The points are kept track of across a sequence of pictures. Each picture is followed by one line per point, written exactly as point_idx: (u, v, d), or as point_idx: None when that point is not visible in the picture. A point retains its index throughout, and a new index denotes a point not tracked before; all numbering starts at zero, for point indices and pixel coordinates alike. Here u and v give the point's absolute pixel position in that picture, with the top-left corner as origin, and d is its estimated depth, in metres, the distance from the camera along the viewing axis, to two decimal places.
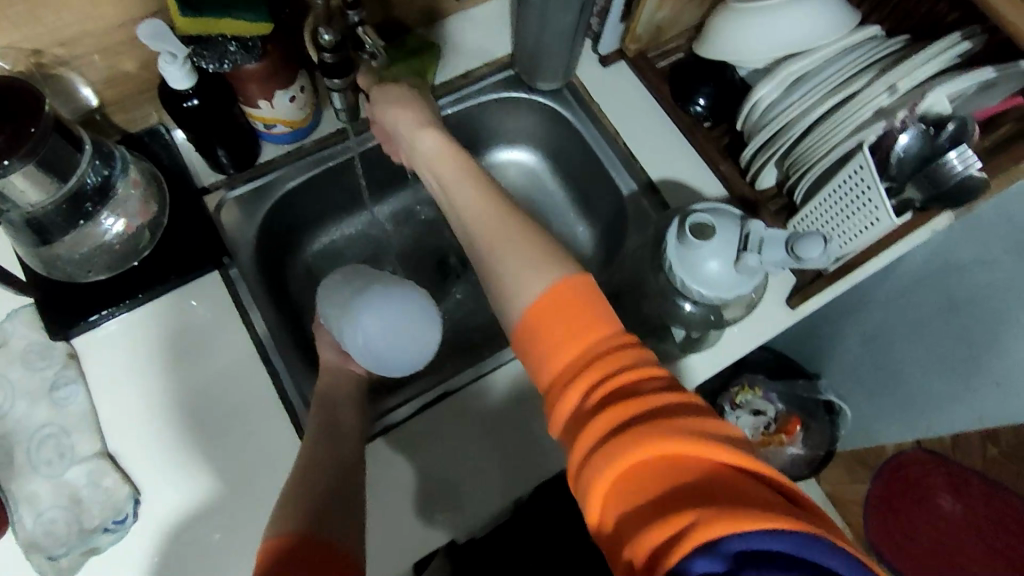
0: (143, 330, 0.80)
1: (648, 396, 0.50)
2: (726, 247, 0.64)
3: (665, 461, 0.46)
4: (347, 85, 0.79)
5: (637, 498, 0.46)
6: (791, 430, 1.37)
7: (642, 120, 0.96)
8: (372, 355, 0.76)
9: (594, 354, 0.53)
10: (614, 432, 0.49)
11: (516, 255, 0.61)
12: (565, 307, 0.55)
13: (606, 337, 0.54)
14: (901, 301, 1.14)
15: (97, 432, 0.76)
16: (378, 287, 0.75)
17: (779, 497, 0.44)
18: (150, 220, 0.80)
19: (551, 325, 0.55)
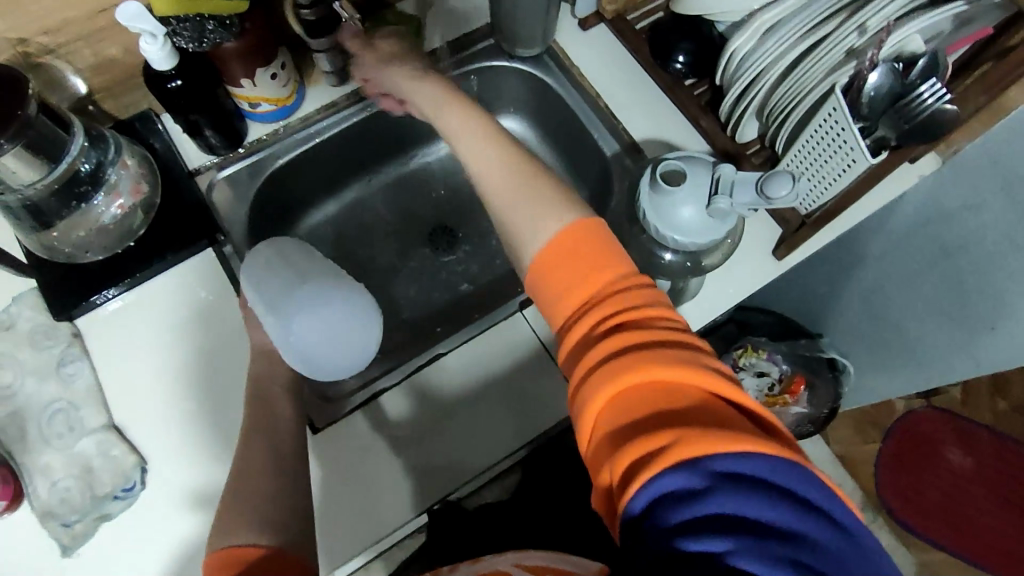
0: (143, 308, 0.83)
1: (649, 328, 0.50)
2: (698, 192, 0.65)
3: (658, 386, 0.47)
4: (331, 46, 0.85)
5: (628, 418, 0.47)
6: (795, 390, 1.41)
7: (623, 81, 0.96)
8: (305, 357, 0.77)
9: (598, 287, 0.54)
10: (612, 357, 0.49)
11: (532, 206, 0.59)
12: (574, 242, 0.56)
13: (611, 271, 0.55)
14: (896, 252, 1.13)
15: (103, 406, 0.79)
16: (311, 288, 0.78)
17: (763, 427, 0.46)
18: (142, 200, 0.82)
19: (557, 259, 0.56)
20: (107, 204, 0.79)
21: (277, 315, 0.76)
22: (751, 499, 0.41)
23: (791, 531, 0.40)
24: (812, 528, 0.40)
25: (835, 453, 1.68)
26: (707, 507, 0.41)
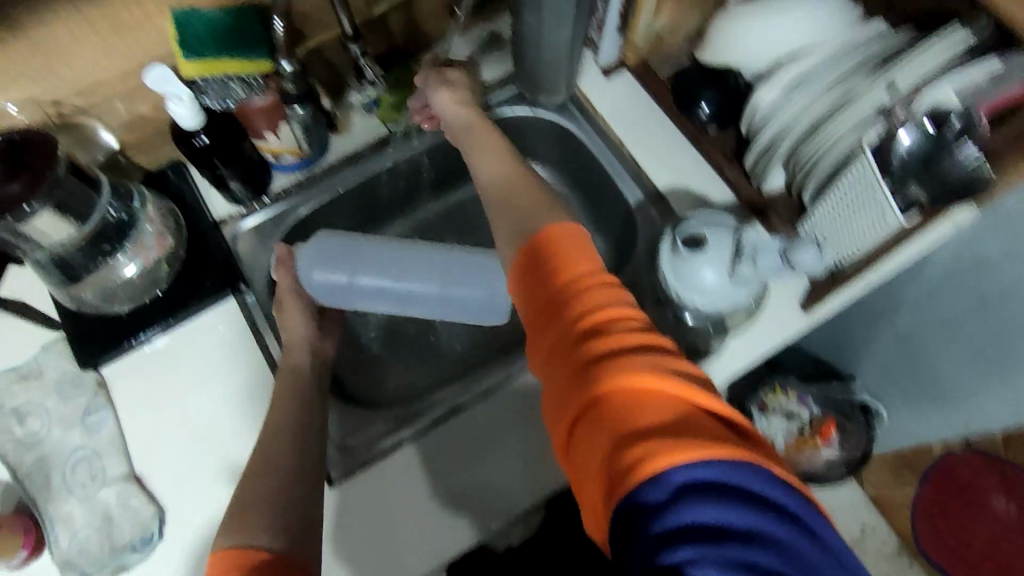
0: (166, 357, 0.84)
1: (621, 333, 0.52)
2: (723, 257, 0.63)
3: (631, 393, 0.49)
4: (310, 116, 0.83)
5: (603, 423, 0.48)
6: (826, 433, 1.34)
7: (646, 129, 0.96)
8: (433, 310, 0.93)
9: (573, 292, 0.56)
10: (587, 361, 0.51)
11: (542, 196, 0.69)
12: (553, 250, 0.58)
13: (586, 276, 0.57)
14: (931, 299, 1.10)
15: (125, 455, 0.79)
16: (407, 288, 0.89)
17: (728, 429, 0.48)
18: (167, 252, 0.83)
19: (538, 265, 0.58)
20: (128, 262, 0.80)
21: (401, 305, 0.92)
22: (718, 504, 0.43)
23: (755, 533, 0.43)
24: (784, 533, 0.43)
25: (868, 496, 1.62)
26: (686, 517, 0.43)
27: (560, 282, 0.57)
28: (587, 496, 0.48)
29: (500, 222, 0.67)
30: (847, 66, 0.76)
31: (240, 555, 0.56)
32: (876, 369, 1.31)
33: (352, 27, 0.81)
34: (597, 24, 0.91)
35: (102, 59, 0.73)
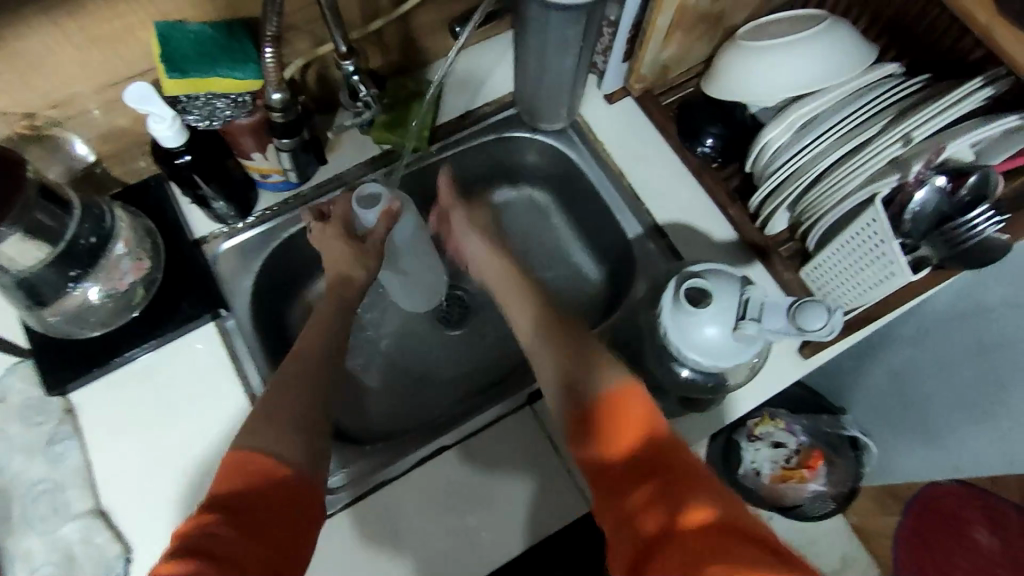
0: (138, 384, 0.80)
1: (674, 468, 0.55)
2: (727, 316, 0.60)
3: (687, 529, 0.50)
4: (298, 144, 0.79)
5: (657, 557, 0.50)
6: (813, 465, 1.32)
7: (649, 159, 0.92)
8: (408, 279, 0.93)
9: (633, 443, 0.58)
10: (644, 502, 0.53)
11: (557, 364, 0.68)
12: (613, 424, 0.59)
13: (642, 422, 0.59)
14: (928, 339, 1.08)
15: (90, 489, 0.76)
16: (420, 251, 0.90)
17: (781, 561, 0.48)
18: (143, 276, 0.80)
19: (604, 437, 0.59)
20: (91, 289, 0.76)
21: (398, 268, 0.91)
22: None
23: None
24: None
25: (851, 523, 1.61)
26: None
27: (618, 455, 0.58)
28: None
29: (555, 377, 0.68)
30: (861, 110, 0.73)
31: (244, 465, 0.57)
32: (866, 404, 1.29)
33: (345, 45, 0.77)
34: (602, 49, 0.87)
35: (78, 72, 0.69)
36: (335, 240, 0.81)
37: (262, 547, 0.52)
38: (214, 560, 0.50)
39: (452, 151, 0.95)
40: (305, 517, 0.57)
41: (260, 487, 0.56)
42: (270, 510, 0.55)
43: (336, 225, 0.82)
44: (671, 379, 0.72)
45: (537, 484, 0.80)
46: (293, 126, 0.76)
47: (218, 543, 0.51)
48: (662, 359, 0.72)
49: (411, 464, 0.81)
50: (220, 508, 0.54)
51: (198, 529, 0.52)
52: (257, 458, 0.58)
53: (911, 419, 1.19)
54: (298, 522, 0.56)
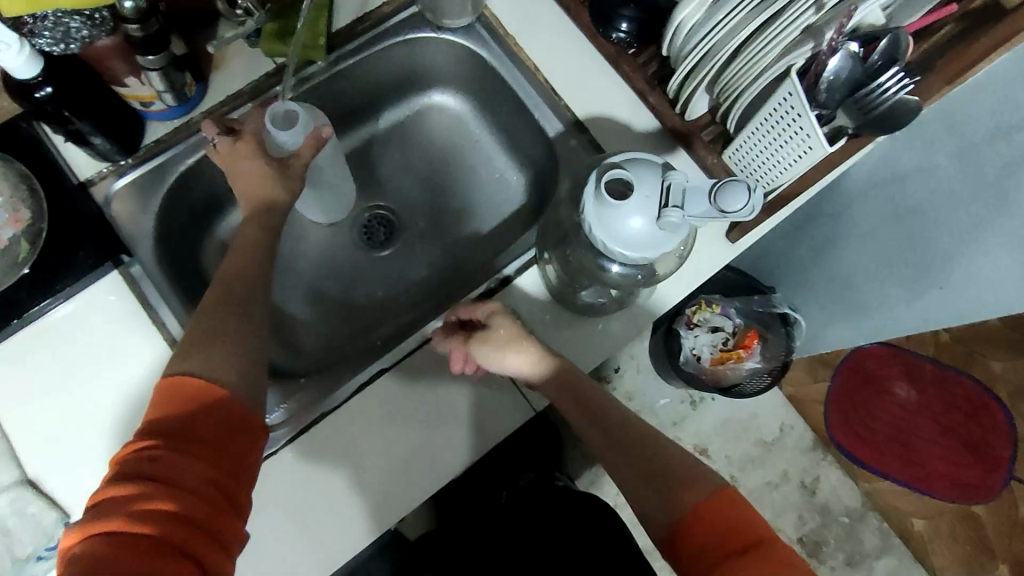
0: (41, 346, 0.74)
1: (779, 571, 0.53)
2: (648, 205, 0.59)
3: None
4: (167, 61, 0.71)
5: None
6: (748, 345, 1.41)
7: (564, 50, 0.88)
8: (317, 192, 0.88)
9: (745, 545, 0.55)
10: None
11: (510, 359, 0.72)
12: (722, 523, 0.58)
13: (754, 527, 0.57)
14: (849, 211, 1.12)
15: (11, 460, 0.72)
16: (325, 165, 0.84)
17: None
18: (26, 228, 0.75)
19: (710, 539, 0.57)
20: None
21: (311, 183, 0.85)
22: None
23: None
24: None
25: (787, 394, 1.70)
26: None
27: (731, 546, 0.56)
28: None
29: (493, 364, 0.73)
30: None
31: (178, 388, 0.58)
32: (794, 280, 1.34)
33: None
34: None
35: None
36: (250, 157, 0.74)
37: (204, 461, 0.55)
38: (160, 482, 0.52)
39: (353, 61, 0.88)
40: (244, 433, 0.59)
41: (199, 409, 0.57)
42: (212, 430, 0.57)
43: (248, 143, 0.74)
44: (603, 277, 0.71)
45: (481, 396, 0.80)
46: (155, 40, 0.68)
47: (160, 467, 0.53)
48: (591, 257, 0.71)
49: (346, 394, 0.79)
50: (161, 434, 0.55)
51: (137, 453, 0.53)
52: (196, 383, 0.58)
53: (838, 292, 1.24)
54: (237, 438, 0.59)
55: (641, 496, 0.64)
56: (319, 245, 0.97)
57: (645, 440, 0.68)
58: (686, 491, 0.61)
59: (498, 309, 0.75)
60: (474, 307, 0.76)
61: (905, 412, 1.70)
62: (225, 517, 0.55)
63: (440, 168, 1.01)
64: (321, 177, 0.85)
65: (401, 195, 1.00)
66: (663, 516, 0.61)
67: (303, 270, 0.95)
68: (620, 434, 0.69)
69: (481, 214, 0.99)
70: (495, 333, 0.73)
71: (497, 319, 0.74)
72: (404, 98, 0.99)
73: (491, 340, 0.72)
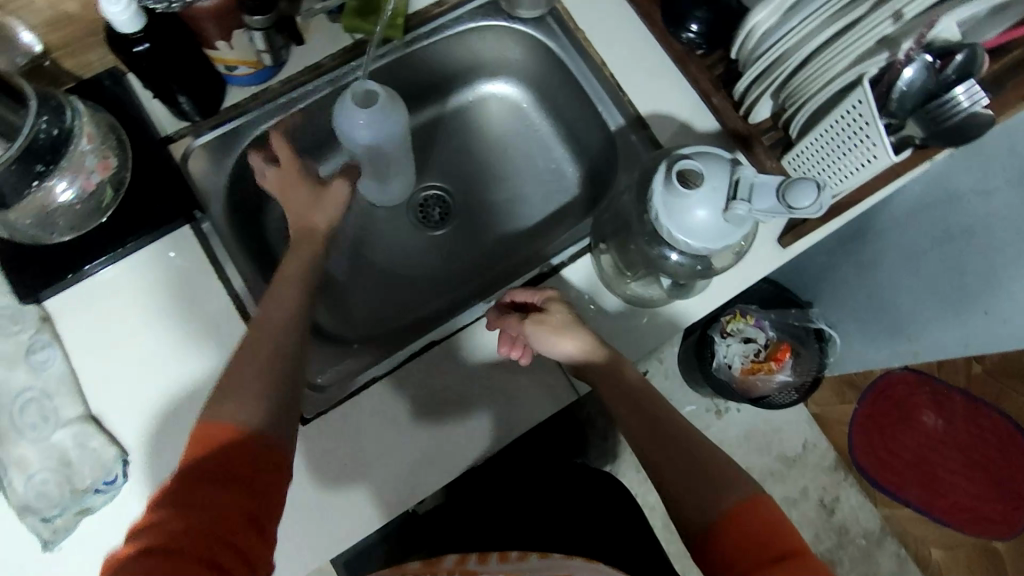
0: (114, 288, 0.78)
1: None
2: (715, 198, 0.61)
3: None
4: (271, 23, 0.75)
5: None
6: (780, 358, 1.41)
7: (632, 49, 0.89)
8: (370, 172, 0.89)
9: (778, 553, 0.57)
10: None
11: (557, 345, 0.74)
12: (756, 527, 0.59)
13: (788, 538, 0.58)
14: (898, 230, 1.12)
15: (78, 395, 0.75)
16: (388, 154, 0.85)
17: None
18: (111, 175, 0.77)
19: (745, 541, 0.58)
20: (63, 183, 0.72)
21: (370, 163, 0.86)
22: None
23: None
24: None
25: (811, 412, 1.69)
26: None
27: (767, 552, 0.57)
28: None
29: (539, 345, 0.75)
30: None
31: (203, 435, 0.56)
32: (833, 296, 1.34)
33: None
34: None
35: None
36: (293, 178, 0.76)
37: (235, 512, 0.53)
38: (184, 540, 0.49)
39: (426, 44, 0.90)
40: (269, 475, 0.57)
41: (225, 456, 0.55)
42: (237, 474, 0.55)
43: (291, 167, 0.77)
44: (659, 266, 0.73)
45: (527, 378, 0.81)
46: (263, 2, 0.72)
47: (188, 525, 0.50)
48: (649, 247, 0.72)
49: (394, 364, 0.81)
50: (185, 487, 0.52)
51: (164, 514, 0.51)
52: (215, 431, 0.56)
53: (879, 311, 1.24)
54: (267, 482, 0.57)
55: (677, 490, 0.65)
56: (376, 220, 0.99)
57: (682, 436, 0.69)
58: (720, 494, 0.62)
59: (554, 297, 0.77)
60: (532, 292, 0.78)
61: (928, 440, 1.68)
62: (269, 501, 0.56)
63: (497, 159, 1.03)
64: (380, 159, 0.86)
65: (458, 177, 1.03)
66: (696, 516, 0.62)
67: (359, 242, 0.97)
68: (661, 427, 0.70)
69: (534, 202, 1.01)
70: (553, 316, 0.75)
71: (552, 305, 0.76)
72: (467, 84, 1.01)
73: (549, 325, 0.74)
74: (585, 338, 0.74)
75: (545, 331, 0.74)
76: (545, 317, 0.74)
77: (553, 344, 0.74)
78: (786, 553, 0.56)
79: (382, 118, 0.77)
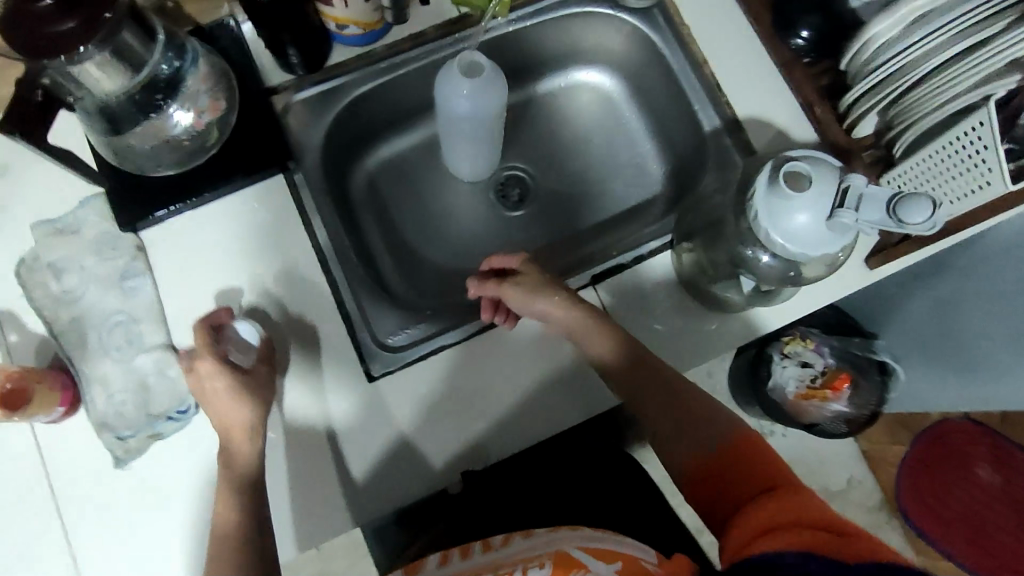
0: (206, 227, 0.81)
1: (785, 484, 0.61)
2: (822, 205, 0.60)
3: (773, 510, 0.58)
4: None
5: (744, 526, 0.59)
6: (837, 387, 1.38)
7: (737, 50, 0.88)
8: (453, 142, 0.90)
9: (763, 471, 0.64)
10: (763, 522, 0.57)
11: (540, 311, 0.77)
12: (742, 461, 0.65)
13: (775, 463, 0.64)
14: (986, 270, 1.07)
15: (162, 324, 0.78)
16: (478, 131, 0.86)
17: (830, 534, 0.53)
18: (218, 117, 0.79)
19: (734, 476, 0.65)
20: (184, 111, 0.75)
21: (457, 134, 0.87)
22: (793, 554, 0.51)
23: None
24: None
25: (860, 448, 1.64)
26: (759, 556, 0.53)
27: (757, 481, 0.63)
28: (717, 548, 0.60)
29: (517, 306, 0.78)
30: None
31: None
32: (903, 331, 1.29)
33: None
34: None
35: None
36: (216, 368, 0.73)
37: None
38: None
39: (530, 24, 0.91)
40: None
41: None
42: None
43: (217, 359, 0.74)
44: (746, 269, 0.72)
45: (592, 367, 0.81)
46: None
47: None
48: (739, 249, 0.72)
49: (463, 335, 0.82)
50: None
51: None
52: None
53: (951, 352, 1.20)
54: None
55: (680, 447, 0.71)
56: (455, 194, 1.00)
57: (694, 404, 0.73)
58: (707, 434, 0.70)
59: (530, 260, 0.81)
60: (508, 256, 0.81)
61: (980, 494, 1.59)
62: None
63: (582, 147, 1.03)
64: (467, 133, 0.86)
65: (540, 161, 1.03)
66: (685, 458, 0.70)
67: (436, 212, 0.99)
68: (672, 399, 0.74)
69: (614, 194, 1.00)
70: (531, 278, 0.78)
71: (528, 268, 0.80)
72: (562, 69, 1.01)
73: (527, 290, 0.78)
74: (565, 298, 0.77)
75: (523, 292, 0.78)
76: (516, 281, 0.78)
77: (533, 304, 0.77)
78: (768, 485, 0.61)
79: (487, 91, 0.78)
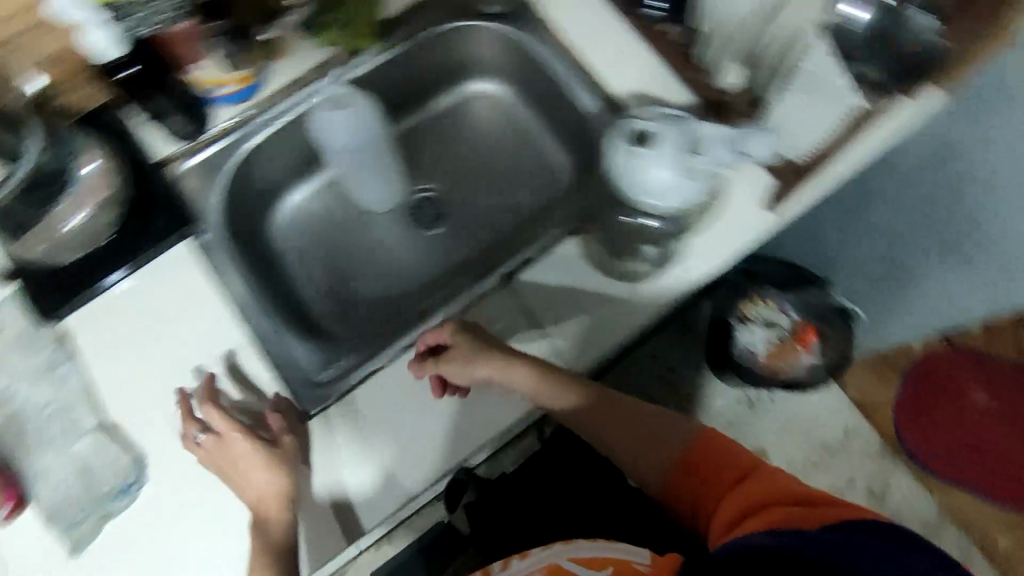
0: (122, 303, 0.82)
1: (772, 470, 0.67)
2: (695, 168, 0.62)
3: (766, 525, 0.59)
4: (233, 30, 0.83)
5: (748, 521, 0.62)
6: (806, 340, 1.38)
7: (597, 33, 0.91)
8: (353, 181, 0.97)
9: (745, 471, 0.70)
10: (750, 509, 0.64)
11: (488, 368, 0.77)
12: (708, 452, 0.74)
13: (742, 463, 0.71)
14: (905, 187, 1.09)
15: (94, 406, 0.79)
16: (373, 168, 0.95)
17: (834, 508, 0.56)
18: (112, 195, 0.81)
19: (702, 460, 0.74)
20: (72, 199, 0.78)
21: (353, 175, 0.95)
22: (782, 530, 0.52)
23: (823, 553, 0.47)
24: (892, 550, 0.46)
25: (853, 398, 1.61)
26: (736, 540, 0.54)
27: (735, 467, 0.71)
28: (722, 519, 0.66)
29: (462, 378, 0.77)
30: None
31: None
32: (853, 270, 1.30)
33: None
34: None
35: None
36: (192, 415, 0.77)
37: None
38: None
39: (402, 47, 0.94)
40: None
41: None
42: None
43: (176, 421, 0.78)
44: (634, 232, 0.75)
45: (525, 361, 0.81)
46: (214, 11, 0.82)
47: None
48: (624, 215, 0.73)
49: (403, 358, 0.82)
50: None
51: None
52: None
53: (896, 275, 1.23)
54: None
55: (648, 458, 0.78)
56: (370, 225, 1.02)
57: (650, 420, 0.81)
58: (679, 440, 0.77)
59: (456, 326, 0.80)
60: (437, 330, 0.80)
61: (984, 419, 1.54)
62: None
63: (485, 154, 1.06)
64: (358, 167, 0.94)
65: (449, 178, 1.05)
66: (661, 472, 0.76)
67: (354, 246, 1.00)
68: (633, 425, 0.81)
69: (524, 191, 1.02)
70: (464, 345, 0.78)
71: (456, 338, 0.79)
72: (450, 85, 1.05)
73: (458, 357, 0.77)
74: (512, 356, 0.77)
75: (462, 359, 0.77)
76: (450, 355, 0.77)
77: (477, 372, 0.77)
78: (747, 469, 0.70)
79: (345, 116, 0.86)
